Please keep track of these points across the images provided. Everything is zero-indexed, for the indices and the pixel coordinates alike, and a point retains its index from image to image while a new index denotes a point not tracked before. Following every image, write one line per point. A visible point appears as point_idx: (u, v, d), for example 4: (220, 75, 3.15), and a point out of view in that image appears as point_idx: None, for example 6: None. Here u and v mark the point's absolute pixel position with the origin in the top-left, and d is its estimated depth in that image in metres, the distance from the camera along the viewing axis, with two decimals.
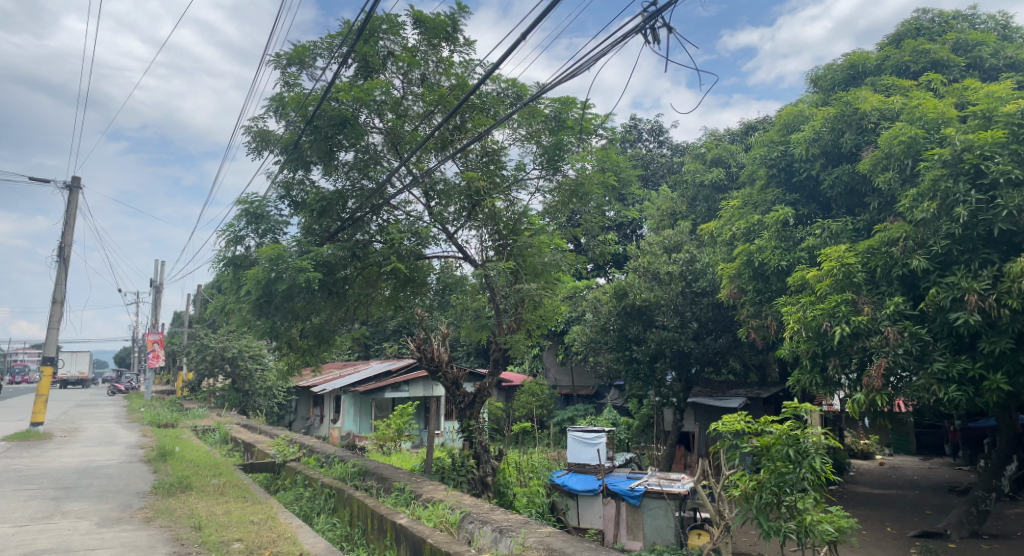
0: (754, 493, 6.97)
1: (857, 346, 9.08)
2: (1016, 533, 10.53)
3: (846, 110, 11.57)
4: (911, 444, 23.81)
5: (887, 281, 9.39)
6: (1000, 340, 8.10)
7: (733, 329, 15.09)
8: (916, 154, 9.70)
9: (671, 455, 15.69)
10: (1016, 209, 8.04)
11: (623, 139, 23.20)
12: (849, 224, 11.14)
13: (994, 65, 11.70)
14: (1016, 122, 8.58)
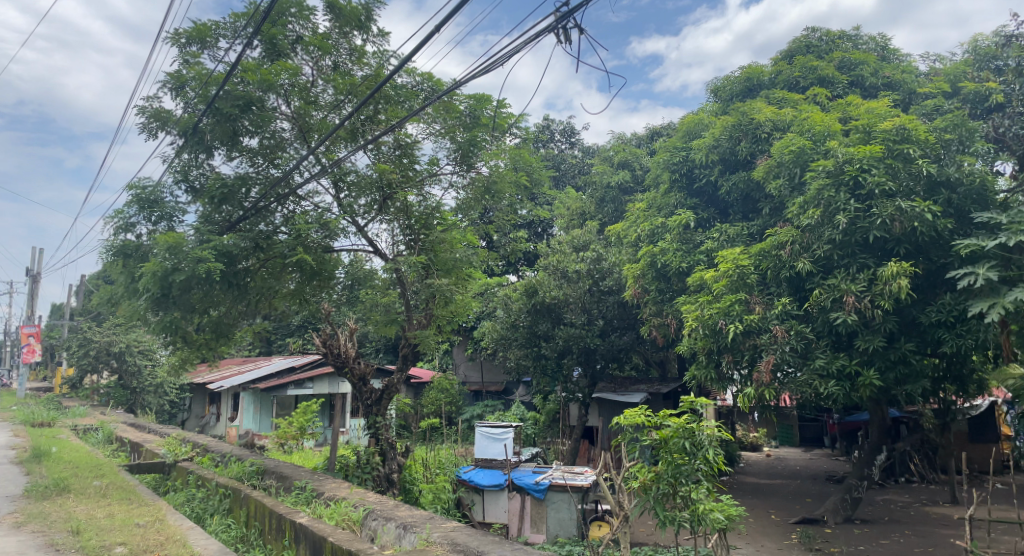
0: (652, 484, 7.35)
1: (749, 343, 9.59)
2: (883, 518, 11.45)
3: (743, 119, 12.25)
4: (796, 437, 25.44)
5: (776, 282, 9.96)
6: (873, 338, 8.85)
7: (637, 326, 15.55)
8: (804, 164, 10.30)
9: (575, 449, 16.14)
10: (888, 218, 8.70)
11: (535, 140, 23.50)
12: (744, 229, 11.73)
13: (874, 84, 12.52)
14: (891, 138, 9.25)
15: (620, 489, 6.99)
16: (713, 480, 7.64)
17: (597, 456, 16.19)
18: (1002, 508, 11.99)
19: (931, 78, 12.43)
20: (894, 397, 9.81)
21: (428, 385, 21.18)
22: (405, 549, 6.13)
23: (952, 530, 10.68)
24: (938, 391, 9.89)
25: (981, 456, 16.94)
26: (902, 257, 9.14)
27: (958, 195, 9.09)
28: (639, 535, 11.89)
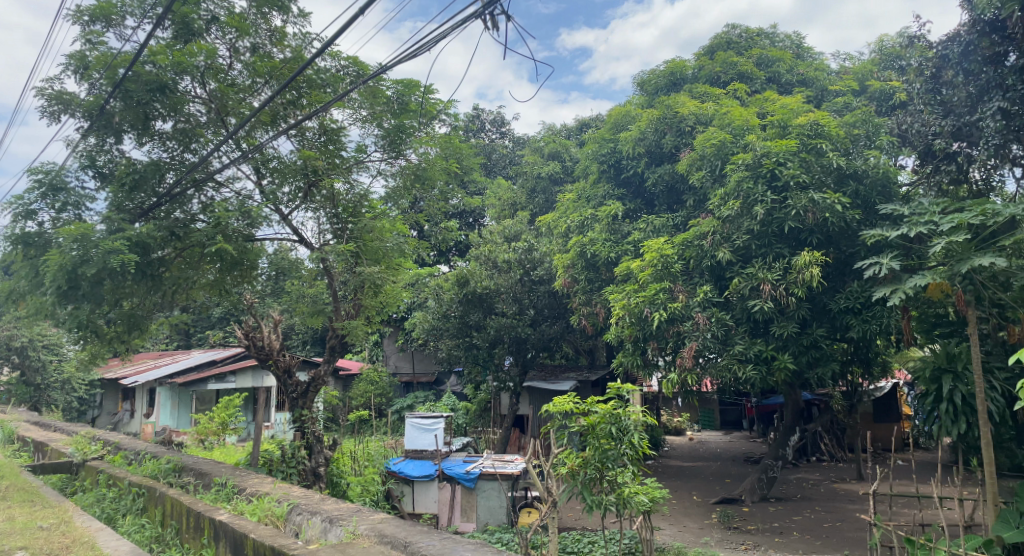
0: (579, 470, 7.75)
1: (673, 330, 9.94)
2: (795, 495, 12.09)
3: (667, 113, 12.49)
4: (716, 420, 26.48)
5: (699, 271, 10.30)
6: (788, 324, 9.36)
7: (566, 316, 16.02)
8: (724, 157, 10.57)
9: (506, 438, 16.35)
10: (801, 210, 9.13)
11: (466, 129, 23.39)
12: (669, 220, 11.99)
13: (789, 80, 13.06)
14: (805, 133, 9.68)
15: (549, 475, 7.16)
16: (638, 464, 8.13)
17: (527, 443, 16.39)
18: (902, 482, 12.86)
19: (840, 76, 13.06)
20: (805, 380, 10.36)
21: (356, 377, 20.89)
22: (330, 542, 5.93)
23: (858, 505, 11.36)
24: (845, 373, 10.50)
25: (884, 434, 18.14)
26: (815, 246, 9.58)
27: (865, 186, 9.64)
28: (567, 520, 12.13)
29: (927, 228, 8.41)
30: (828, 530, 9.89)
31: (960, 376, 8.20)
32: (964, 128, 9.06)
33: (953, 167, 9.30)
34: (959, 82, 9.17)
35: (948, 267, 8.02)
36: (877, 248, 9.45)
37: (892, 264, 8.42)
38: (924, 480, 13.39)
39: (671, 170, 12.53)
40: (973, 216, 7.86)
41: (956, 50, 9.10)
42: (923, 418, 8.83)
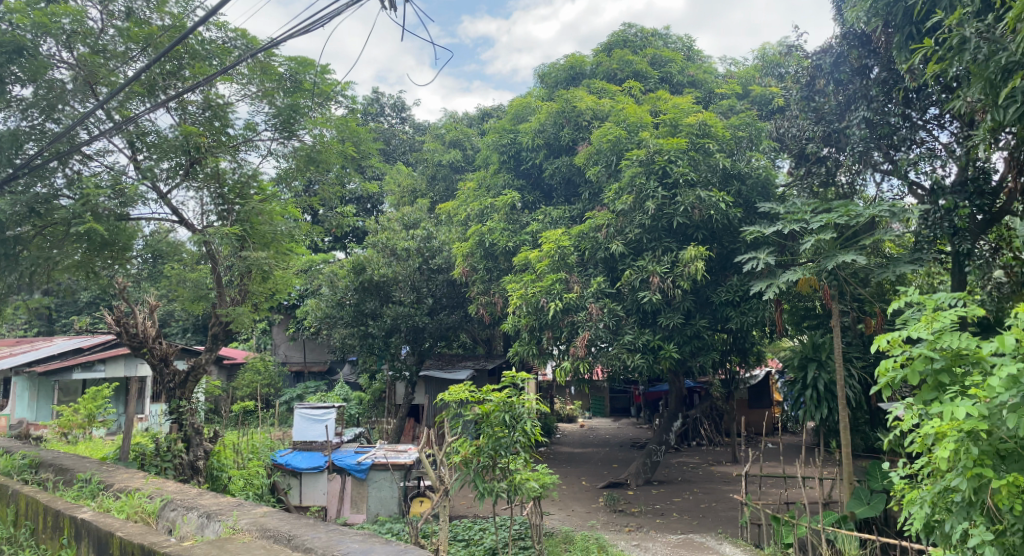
0: (473, 458, 7.98)
1: (567, 320, 10.13)
2: (677, 478, 12.71)
3: (566, 107, 12.64)
4: (606, 407, 27.50)
5: (593, 263, 10.58)
6: (674, 315, 9.87)
7: (465, 305, 16.03)
8: (619, 152, 10.88)
9: (400, 428, 16.23)
10: (689, 206, 9.56)
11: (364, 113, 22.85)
12: (566, 212, 12.22)
13: (680, 81, 13.53)
14: (694, 133, 10.09)
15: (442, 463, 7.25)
16: (530, 451, 8.49)
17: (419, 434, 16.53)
18: (770, 464, 13.87)
19: (727, 79, 13.74)
20: (688, 368, 10.94)
21: (242, 366, 20.06)
22: (206, 538, 5.19)
23: (732, 486, 12.12)
24: (724, 362, 11.13)
25: (757, 419, 19.47)
26: (699, 241, 10.17)
27: (747, 186, 10.29)
28: (459, 508, 12.16)
29: (799, 226, 9.05)
30: (705, 511, 10.48)
31: (824, 364, 8.93)
32: (833, 134, 9.84)
33: (823, 170, 10.04)
34: (830, 91, 9.86)
35: (816, 263, 8.70)
36: (756, 244, 10.09)
37: (768, 259, 8.98)
38: (792, 462, 14.51)
39: (568, 163, 12.78)
40: (839, 216, 8.54)
41: (829, 61, 9.78)
42: (791, 404, 9.54)
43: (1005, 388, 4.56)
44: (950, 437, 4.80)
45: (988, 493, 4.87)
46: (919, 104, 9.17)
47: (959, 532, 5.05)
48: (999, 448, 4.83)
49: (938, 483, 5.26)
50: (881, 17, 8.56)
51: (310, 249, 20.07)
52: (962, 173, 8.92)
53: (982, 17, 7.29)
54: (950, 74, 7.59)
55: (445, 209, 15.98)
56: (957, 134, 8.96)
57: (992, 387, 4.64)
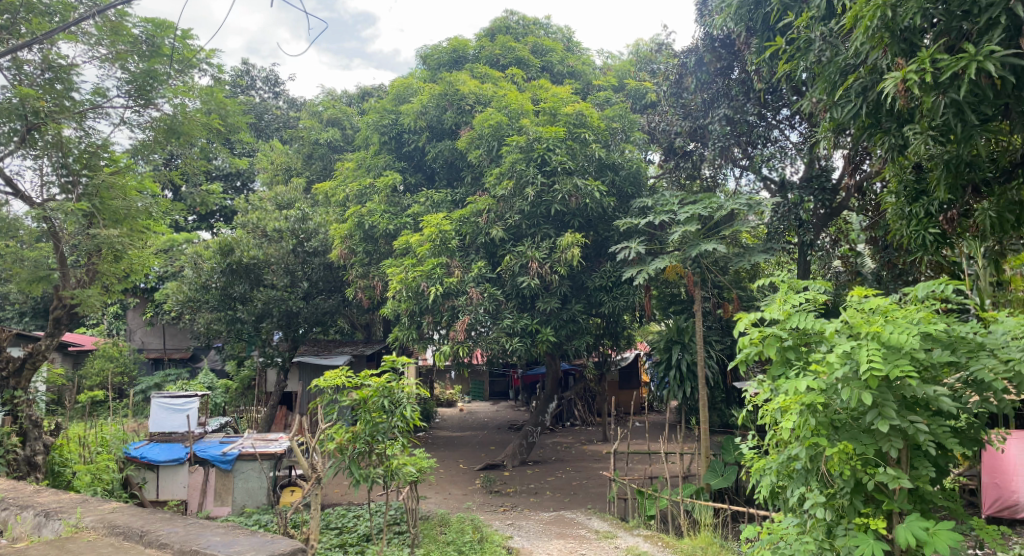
0: (348, 444, 7.79)
1: (447, 304, 10.15)
2: (551, 457, 13.22)
3: (448, 89, 12.60)
4: (485, 391, 28.10)
5: (474, 248, 10.66)
6: (551, 300, 10.22)
7: (342, 289, 15.83)
8: (500, 139, 10.99)
9: (271, 416, 15.94)
10: (566, 194, 9.88)
11: (233, 85, 21.60)
12: (448, 196, 12.19)
13: (560, 71, 13.91)
14: (572, 123, 10.37)
15: (313, 451, 7.03)
16: (407, 435, 8.54)
17: (291, 422, 16.04)
18: (636, 440, 14.77)
19: (605, 71, 14.18)
20: (564, 352, 11.38)
21: (93, 353, 18.57)
22: (43, 539, 4.77)
23: (602, 463, 12.74)
24: (597, 345, 11.81)
25: (626, 399, 20.71)
26: (576, 228, 10.60)
27: (621, 176, 10.78)
28: (332, 496, 11.90)
29: (667, 216, 9.59)
30: (576, 488, 10.95)
31: (686, 347, 9.71)
32: (698, 129, 10.48)
33: (690, 165, 10.78)
34: (695, 89, 10.49)
35: (682, 251, 9.32)
36: (628, 234, 10.64)
37: (639, 247, 9.47)
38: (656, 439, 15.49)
39: (450, 147, 12.78)
40: (703, 208, 9.15)
41: (694, 61, 10.34)
42: (657, 384, 10.29)
43: (840, 364, 5.03)
44: (793, 410, 5.25)
45: (823, 461, 5.38)
46: (773, 105, 9.89)
47: (798, 496, 5.56)
48: (834, 419, 5.32)
49: (782, 453, 5.75)
50: (743, 22, 9.13)
51: (172, 228, 18.86)
52: (808, 170, 9.82)
53: (826, 23, 8.04)
54: (798, 75, 8.31)
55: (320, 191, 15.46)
56: (804, 135, 9.84)
57: (831, 362, 5.10)
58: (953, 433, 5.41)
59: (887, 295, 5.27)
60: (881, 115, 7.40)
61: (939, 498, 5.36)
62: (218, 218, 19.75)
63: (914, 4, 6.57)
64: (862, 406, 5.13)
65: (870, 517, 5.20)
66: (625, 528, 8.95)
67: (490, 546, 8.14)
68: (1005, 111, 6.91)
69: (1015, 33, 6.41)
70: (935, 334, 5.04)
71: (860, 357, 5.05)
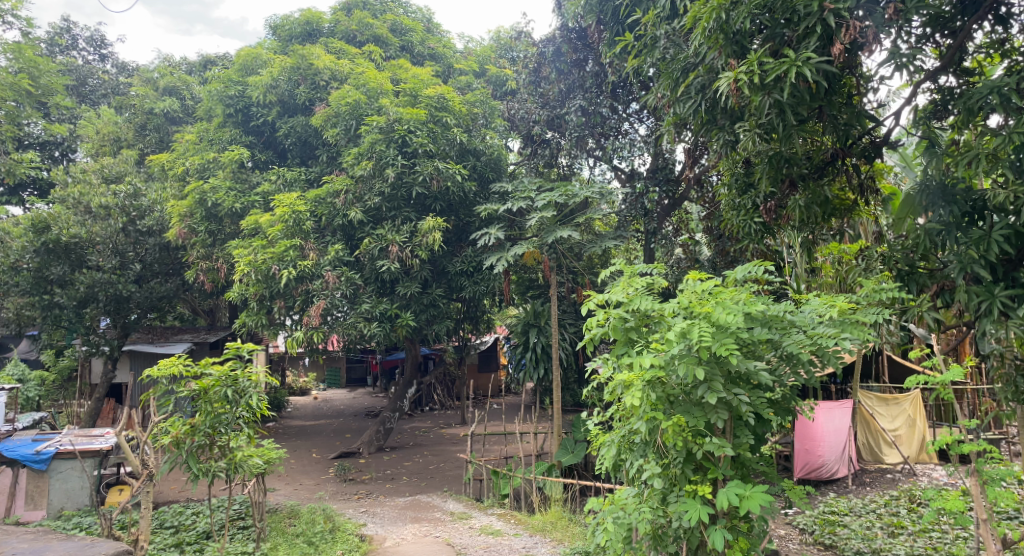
0: (185, 438, 7.27)
1: (301, 288, 9.81)
2: (408, 443, 13.41)
3: (301, 63, 12.50)
4: (342, 378, 28.57)
5: (331, 230, 10.40)
6: (411, 284, 10.21)
7: (182, 272, 14.88)
8: (359, 117, 10.75)
9: (98, 409, 14.83)
10: (427, 177, 9.84)
11: (51, 44, 19.40)
12: (301, 174, 11.99)
13: (420, 52, 13.92)
14: (433, 106, 10.33)
15: (144, 445, 6.52)
16: (254, 425, 8.14)
17: (122, 416, 15.10)
18: (493, 423, 15.24)
19: (465, 55, 14.32)
20: (424, 336, 11.41)
21: None
22: None
23: (458, 446, 13.28)
24: (456, 329, 12.15)
25: (484, 382, 21.58)
26: (437, 212, 10.62)
27: (481, 162, 11.00)
28: (167, 494, 11.13)
29: (525, 203, 9.85)
30: (433, 472, 11.19)
31: (542, 330, 10.23)
32: (556, 119, 10.79)
33: (547, 153, 11.00)
34: (553, 79, 10.86)
35: (539, 238, 9.66)
36: (489, 220, 10.80)
37: (498, 233, 9.66)
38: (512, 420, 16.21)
39: (304, 124, 12.53)
40: (558, 196, 9.50)
41: (552, 51, 10.63)
42: (515, 365, 10.84)
43: (676, 342, 5.34)
44: (634, 386, 5.53)
45: (659, 433, 5.75)
46: (624, 99, 10.41)
47: (635, 468, 5.87)
48: (670, 394, 5.67)
49: (623, 428, 6.04)
50: (595, 14, 9.57)
51: None
52: (654, 162, 10.49)
53: (669, 22, 8.53)
54: (645, 70, 8.80)
55: (156, 161, 14.59)
56: (651, 129, 10.43)
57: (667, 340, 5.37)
58: (769, 404, 5.89)
59: (716, 277, 5.65)
60: (717, 112, 7.97)
61: (757, 464, 5.86)
62: (32, 191, 17.70)
63: (744, 9, 7.13)
64: (693, 381, 5.51)
65: (698, 483, 5.59)
66: (480, 508, 9.13)
67: (342, 535, 7.98)
68: (820, 113, 7.65)
69: (828, 42, 7.10)
70: (756, 314, 5.50)
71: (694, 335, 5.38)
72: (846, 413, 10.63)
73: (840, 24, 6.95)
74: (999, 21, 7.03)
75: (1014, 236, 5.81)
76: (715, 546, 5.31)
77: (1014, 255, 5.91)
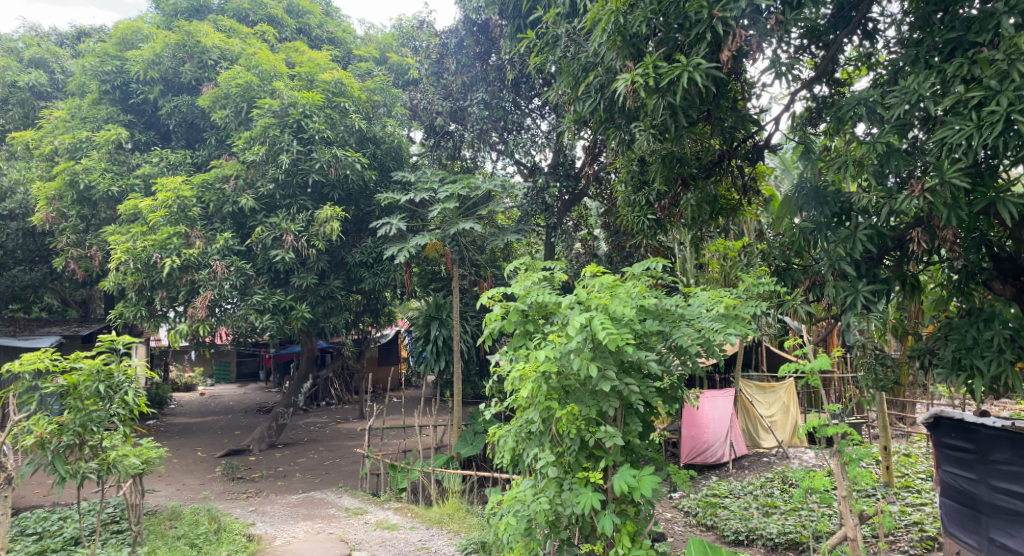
0: (51, 437, 6.70)
1: (186, 279, 9.66)
2: (301, 439, 13.24)
3: (187, 40, 12.30)
4: (233, 372, 27.87)
5: (220, 218, 10.36)
6: (307, 275, 10.33)
7: (50, 259, 14.27)
8: (250, 100, 10.78)
9: None
10: (324, 164, 9.98)
11: None
12: (187, 158, 12.04)
13: (318, 36, 14.01)
14: (330, 90, 10.58)
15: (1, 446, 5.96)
16: (131, 424, 7.64)
17: None
18: (392, 416, 15.43)
19: (367, 41, 14.41)
20: (321, 330, 11.43)
21: None
22: None
23: (355, 441, 13.23)
24: (356, 321, 12.13)
25: (383, 375, 21.78)
26: (336, 201, 10.73)
27: (381, 151, 11.15)
28: (30, 499, 10.32)
29: (427, 194, 9.82)
30: (327, 467, 11.12)
31: (443, 323, 10.36)
32: (458, 111, 10.90)
33: (449, 145, 11.05)
34: (455, 70, 10.93)
35: (441, 230, 9.65)
36: (389, 209, 10.96)
37: (399, 224, 9.57)
38: (411, 414, 16.56)
39: (189, 104, 12.51)
40: (461, 187, 9.56)
41: (455, 42, 10.79)
42: (416, 358, 10.93)
43: (571, 334, 5.39)
44: (529, 377, 5.57)
45: (553, 422, 5.81)
46: (525, 94, 10.65)
47: (529, 458, 5.93)
48: (565, 384, 5.73)
49: (520, 419, 6.06)
50: (497, 6, 9.64)
51: None
52: (555, 158, 10.70)
53: (570, 20, 8.70)
54: (547, 67, 8.95)
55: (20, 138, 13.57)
56: (552, 125, 10.72)
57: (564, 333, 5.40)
58: (658, 393, 6.06)
59: (610, 272, 5.72)
60: (615, 111, 8.15)
61: (645, 450, 6.04)
62: None
63: (640, 13, 7.35)
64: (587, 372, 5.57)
65: (589, 471, 5.69)
66: (376, 503, 9.04)
67: (228, 536, 7.66)
68: (709, 116, 7.96)
69: (717, 48, 7.37)
70: (647, 307, 5.67)
71: (588, 328, 5.43)
72: (729, 400, 11.34)
73: (727, 31, 7.22)
74: (866, 36, 7.56)
75: (877, 236, 6.24)
76: (603, 531, 5.43)
77: (875, 253, 6.40)
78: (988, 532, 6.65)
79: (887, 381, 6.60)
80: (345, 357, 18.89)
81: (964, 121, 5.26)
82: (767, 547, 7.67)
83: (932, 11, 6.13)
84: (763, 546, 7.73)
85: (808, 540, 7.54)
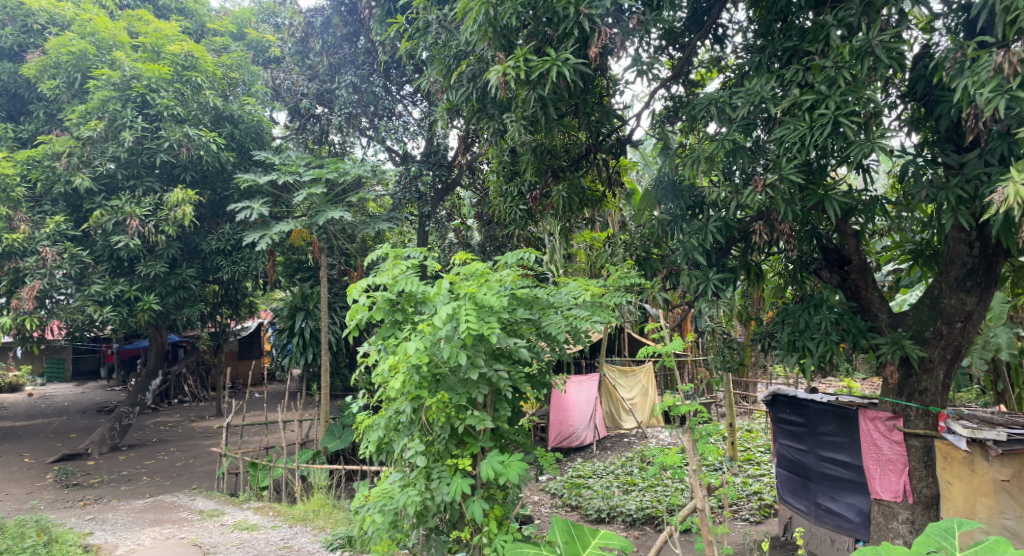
0: None
1: (9, 266, 9.00)
2: (148, 440, 12.42)
3: (9, 2, 11.55)
4: (67, 370, 25.65)
5: (49, 199, 9.84)
6: (155, 264, 9.86)
7: None
8: (84, 70, 10.38)
9: None
10: (174, 143, 9.69)
11: None
12: (8, 132, 11.01)
13: (166, 6, 13.07)
14: (178, 64, 10.11)
15: None
16: None
17: None
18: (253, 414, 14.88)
19: (221, 14, 13.48)
20: (173, 323, 10.98)
21: None
22: None
23: (212, 439, 12.60)
24: (213, 312, 12.03)
25: (245, 370, 21.03)
26: (188, 183, 10.40)
27: (240, 131, 10.87)
28: None
29: (292, 176, 9.45)
30: (178, 469, 10.53)
31: (310, 313, 10.07)
32: (325, 93, 10.74)
33: (317, 128, 10.82)
34: (320, 51, 10.80)
35: (309, 217, 9.30)
36: (248, 193, 10.76)
37: (262, 209, 9.12)
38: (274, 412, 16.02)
39: (11, 73, 11.62)
40: (329, 171, 9.24)
41: (321, 22, 10.73)
42: (281, 350, 10.49)
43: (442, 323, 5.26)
44: (396, 366, 5.43)
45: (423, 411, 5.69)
46: (396, 80, 10.62)
47: (394, 448, 5.82)
48: (435, 372, 5.61)
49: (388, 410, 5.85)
50: None
51: None
52: (427, 147, 10.74)
53: (440, 8, 8.61)
54: (418, 54, 8.84)
55: None
56: (424, 113, 10.66)
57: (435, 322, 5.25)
58: (527, 378, 6.14)
59: (479, 261, 5.67)
60: (487, 102, 8.13)
61: (513, 435, 6.09)
62: None
63: (510, 4, 7.22)
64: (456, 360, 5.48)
65: (458, 458, 5.63)
66: (234, 503, 8.61)
67: (61, 548, 6.93)
68: (576, 110, 8.17)
69: (584, 44, 7.47)
70: (516, 295, 5.71)
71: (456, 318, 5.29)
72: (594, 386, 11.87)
73: (594, 28, 7.29)
74: (716, 41, 8.07)
75: (725, 228, 6.63)
76: (471, 516, 5.40)
77: (724, 244, 6.86)
78: (815, 497, 7.36)
79: (732, 362, 7.07)
80: (202, 352, 17.87)
81: (799, 122, 5.68)
82: (627, 523, 8.13)
83: (772, 21, 6.52)
84: (623, 522, 8.16)
85: (663, 514, 8.07)
